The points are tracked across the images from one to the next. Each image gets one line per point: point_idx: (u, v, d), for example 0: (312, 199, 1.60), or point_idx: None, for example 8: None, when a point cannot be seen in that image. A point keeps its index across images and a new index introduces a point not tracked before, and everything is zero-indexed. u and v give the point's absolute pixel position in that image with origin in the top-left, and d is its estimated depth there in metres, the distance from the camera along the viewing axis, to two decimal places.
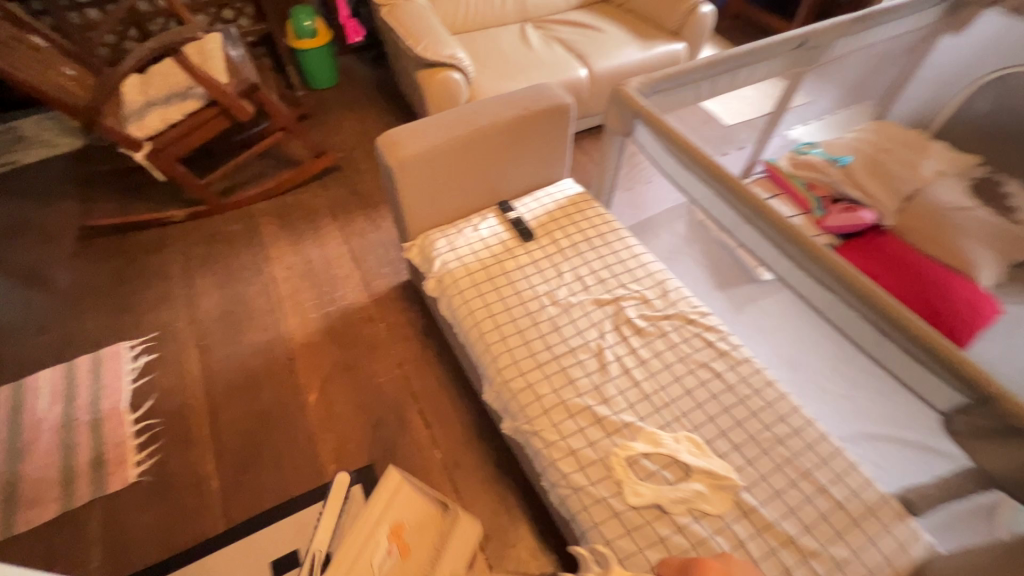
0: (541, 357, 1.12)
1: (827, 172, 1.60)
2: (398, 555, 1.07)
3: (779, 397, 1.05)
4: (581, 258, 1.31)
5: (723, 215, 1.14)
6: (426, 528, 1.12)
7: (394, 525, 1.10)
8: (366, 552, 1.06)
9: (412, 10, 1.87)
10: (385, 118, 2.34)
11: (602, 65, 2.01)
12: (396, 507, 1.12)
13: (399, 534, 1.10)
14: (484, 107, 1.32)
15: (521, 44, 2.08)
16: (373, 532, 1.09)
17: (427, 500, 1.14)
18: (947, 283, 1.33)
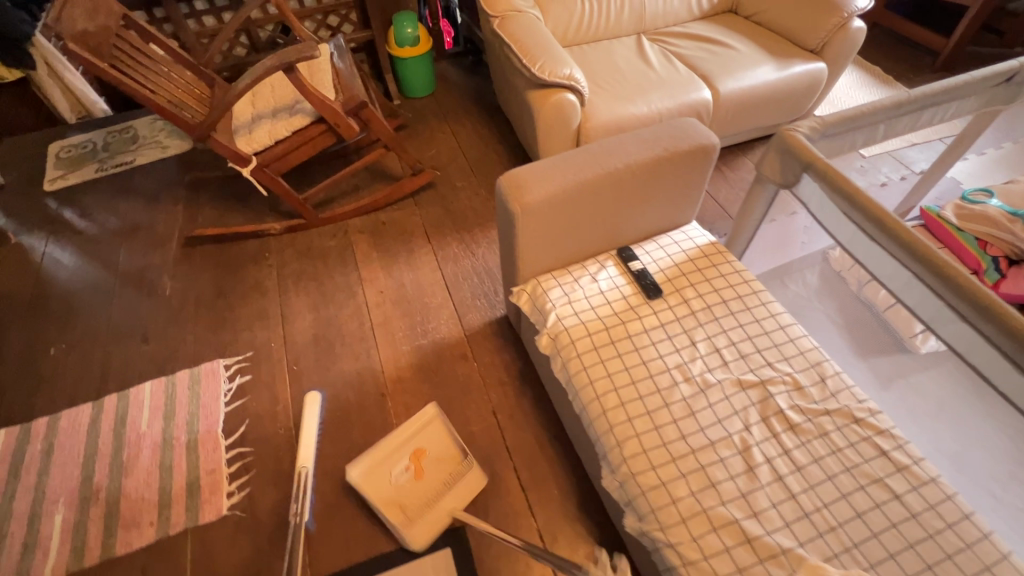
0: (676, 448, 0.97)
1: (1012, 228, 1.15)
2: (412, 473, 1.25)
3: (982, 537, 0.85)
4: (717, 325, 1.14)
5: (919, 302, 0.93)
6: (444, 460, 1.27)
7: (416, 448, 1.27)
8: (388, 462, 1.25)
9: (525, 23, 1.74)
10: (481, 131, 2.23)
11: (729, 87, 1.80)
12: (423, 435, 1.29)
13: (419, 457, 1.26)
14: (618, 144, 1.17)
15: (637, 60, 1.91)
16: (399, 448, 1.27)
17: (449, 437, 1.29)
18: None
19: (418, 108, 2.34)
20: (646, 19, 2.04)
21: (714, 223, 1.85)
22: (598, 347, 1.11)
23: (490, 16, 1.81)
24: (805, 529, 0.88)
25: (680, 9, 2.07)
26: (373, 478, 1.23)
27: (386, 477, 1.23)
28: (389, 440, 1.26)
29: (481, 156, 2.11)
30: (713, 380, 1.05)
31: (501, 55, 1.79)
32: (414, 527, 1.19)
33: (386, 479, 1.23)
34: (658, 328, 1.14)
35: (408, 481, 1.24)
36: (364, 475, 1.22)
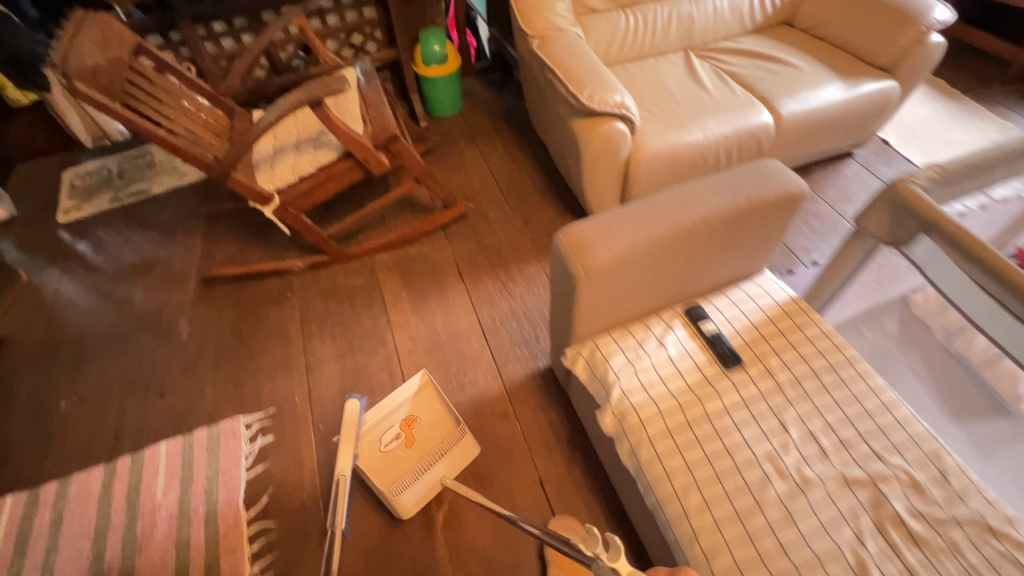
0: (776, 564, 0.82)
1: None
2: (402, 442, 1.24)
3: None
4: (811, 403, 0.99)
5: None
6: (436, 430, 1.27)
7: (409, 417, 1.25)
8: (378, 431, 1.22)
9: (569, 44, 1.61)
10: (514, 155, 2.09)
11: (792, 110, 1.64)
12: (414, 404, 1.25)
13: (410, 425, 1.25)
14: (691, 194, 1.02)
15: (688, 81, 1.75)
16: (390, 415, 1.23)
17: (442, 408, 1.28)
18: None
19: (446, 129, 2.21)
20: (695, 34, 1.89)
21: (774, 259, 1.69)
22: (673, 431, 0.96)
23: (528, 37, 1.67)
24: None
25: (731, 23, 1.91)
26: (364, 446, 1.20)
27: (375, 446, 1.21)
28: (381, 407, 1.22)
29: (514, 183, 1.97)
30: (813, 476, 0.90)
31: (540, 79, 1.65)
32: (403, 495, 1.20)
33: (375, 446, 1.21)
34: (741, 408, 0.99)
35: (398, 448, 1.23)
36: (352, 438, 1.19)
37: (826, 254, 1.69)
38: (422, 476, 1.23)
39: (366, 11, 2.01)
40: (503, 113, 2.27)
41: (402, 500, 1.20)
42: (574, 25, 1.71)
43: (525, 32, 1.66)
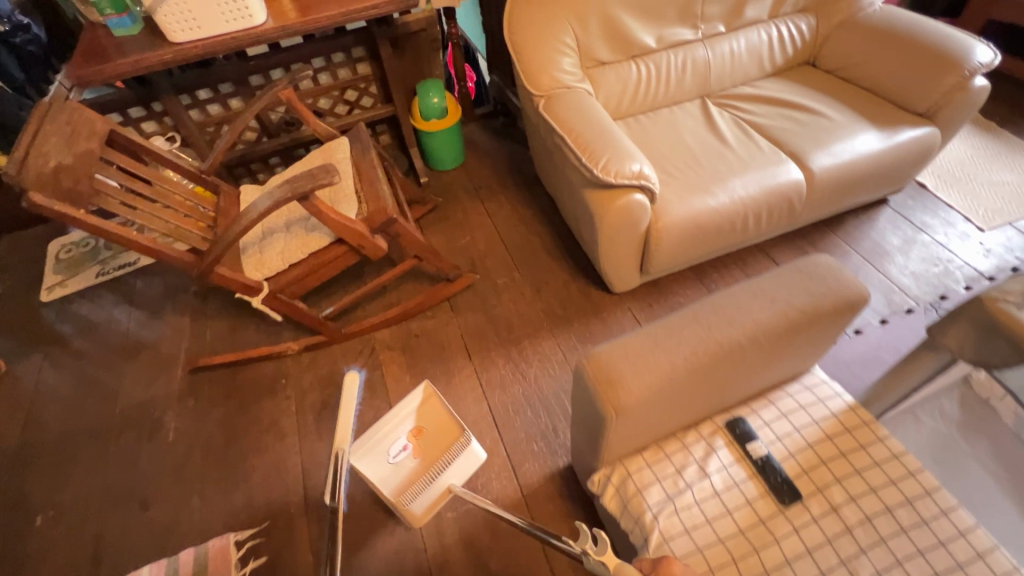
0: None
1: None
2: (411, 452, 1.13)
3: None
4: (888, 552, 0.84)
5: None
6: (443, 436, 1.14)
7: (415, 429, 1.13)
8: (383, 443, 1.12)
9: (578, 104, 1.49)
10: (521, 211, 1.97)
11: (825, 166, 1.50)
12: (419, 413, 1.14)
13: (417, 436, 1.14)
14: (734, 302, 0.87)
15: (708, 134, 1.62)
16: (395, 426, 1.12)
17: (449, 416, 1.14)
18: None
19: (448, 185, 2.09)
20: (712, 82, 1.76)
21: None
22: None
23: (533, 96, 1.55)
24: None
25: (751, 67, 1.79)
26: (368, 460, 1.10)
27: (382, 459, 1.12)
28: (385, 421, 1.11)
29: (523, 244, 1.85)
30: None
31: (548, 142, 1.53)
32: (413, 503, 1.13)
33: (382, 458, 1.12)
34: (805, 560, 0.84)
35: (406, 460, 1.13)
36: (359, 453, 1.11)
37: (869, 320, 1.54)
38: (429, 483, 1.13)
39: (360, 67, 1.85)
40: (509, 164, 2.15)
41: (411, 507, 1.13)
42: (584, 81, 1.59)
43: (531, 92, 1.54)
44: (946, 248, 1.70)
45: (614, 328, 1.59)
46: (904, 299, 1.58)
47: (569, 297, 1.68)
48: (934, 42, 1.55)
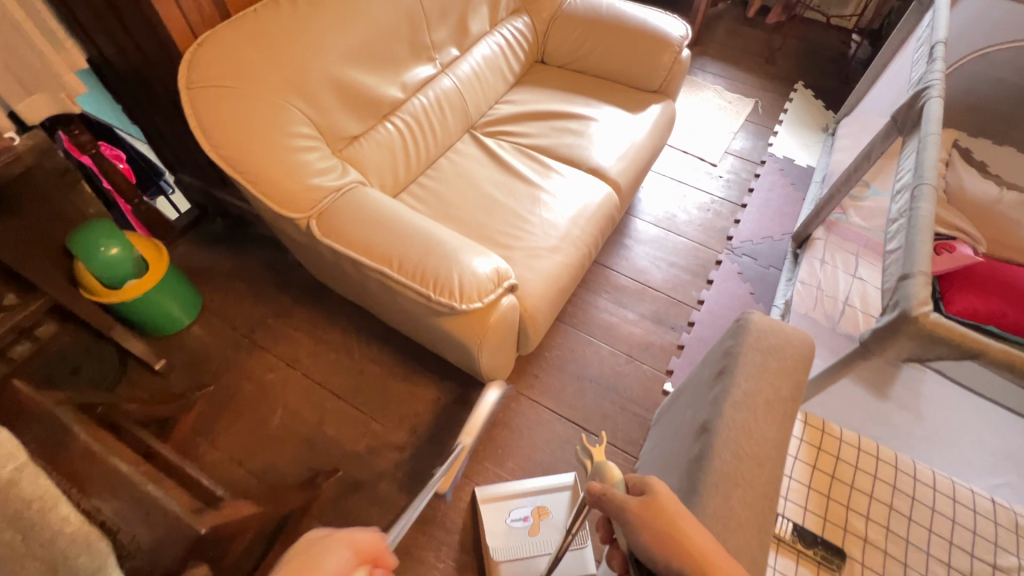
0: None
1: None
2: (528, 528, 1.16)
3: None
4: (917, 549, 0.90)
5: None
6: (567, 523, 1.17)
7: (545, 507, 1.18)
8: (513, 503, 1.19)
9: (365, 208, 1.10)
10: (327, 332, 1.50)
11: (617, 171, 1.51)
12: (554, 492, 1.21)
13: (541, 513, 1.18)
14: (743, 432, 0.74)
15: (504, 176, 1.43)
16: (526, 492, 1.21)
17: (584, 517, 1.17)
18: None
19: (202, 348, 1.45)
20: (470, 112, 1.55)
21: (669, 317, 1.61)
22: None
23: (293, 221, 1.08)
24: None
25: (496, 84, 1.63)
26: (496, 511, 1.18)
27: (503, 517, 1.17)
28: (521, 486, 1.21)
29: (358, 383, 1.42)
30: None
31: (347, 270, 1.11)
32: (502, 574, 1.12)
33: (503, 512, 1.18)
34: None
35: (520, 530, 1.16)
36: (491, 503, 1.19)
37: (699, 286, 1.69)
38: (523, 561, 1.12)
39: None
40: (270, 282, 1.58)
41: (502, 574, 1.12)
42: (347, 170, 1.18)
43: (288, 217, 1.06)
44: (704, 191, 1.96)
45: (520, 425, 1.37)
46: (708, 251, 1.78)
47: (453, 419, 1.36)
48: (637, 24, 1.64)
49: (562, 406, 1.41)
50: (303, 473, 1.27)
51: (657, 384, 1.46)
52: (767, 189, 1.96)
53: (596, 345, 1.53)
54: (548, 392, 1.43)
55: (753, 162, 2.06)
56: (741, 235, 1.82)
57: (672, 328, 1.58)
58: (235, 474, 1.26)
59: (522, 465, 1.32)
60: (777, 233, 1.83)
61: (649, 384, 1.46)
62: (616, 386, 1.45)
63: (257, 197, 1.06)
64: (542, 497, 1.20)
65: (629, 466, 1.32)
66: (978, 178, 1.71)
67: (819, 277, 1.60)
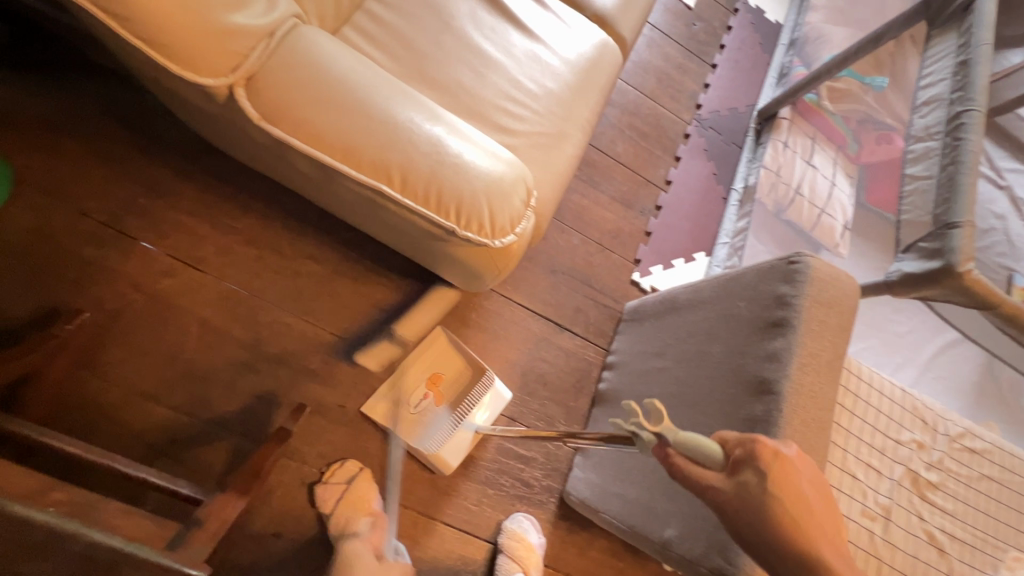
0: None
1: (865, 101, 1.50)
2: (432, 401, 1.14)
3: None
4: (853, 437, 1.10)
5: None
6: (461, 380, 1.17)
7: (431, 373, 1.16)
8: (402, 393, 1.14)
9: (321, 73, 0.70)
10: (237, 219, 1.12)
11: (626, 17, 1.17)
12: (432, 359, 1.17)
13: (435, 381, 1.15)
14: (808, 397, 0.74)
15: (489, 13, 1.03)
16: (410, 376, 1.14)
17: (467, 356, 1.17)
18: None
19: (41, 245, 1.00)
20: None
21: (638, 200, 1.51)
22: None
23: (205, 89, 0.66)
24: (988, 556, 1.14)
25: None
26: (391, 407, 1.12)
27: (402, 407, 1.13)
28: (397, 374, 1.14)
29: (296, 286, 1.13)
30: (887, 498, 1.09)
31: (306, 171, 0.76)
32: (445, 457, 1.11)
33: (405, 407, 1.13)
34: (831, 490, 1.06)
35: (428, 408, 1.14)
36: (385, 402, 1.12)
37: (667, 164, 1.58)
38: (454, 432, 1.12)
39: None
40: (129, 142, 1.08)
41: (443, 456, 1.11)
42: None
43: (194, 82, 0.64)
44: (677, 42, 1.71)
45: (493, 325, 1.27)
46: (676, 121, 1.63)
47: (423, 325, 1.20)
48: None
49: (535, 302, 1.32)
50: (248, 402, 1.06)
51: (625, 274, 1.43)
52: (737, 47, 1.78)
53: (568, 233, 1.40)
54: (521, 288, 1.32)
55: (727, 9, 1.81)
56: (709, 104, 1.69)
57: (639, 211, 1.50)
58: (155, 414, 1.00)
59: (499, 367, 1.25)
60: (741, 104, 1.73)
61: (619, 275, 1.42)
62: (588, 278, 1.39)
63: (130, 42, 0.61)
64: (425, 369, 1.16)
65: (601, 359, 1.34)
66: None
67: (780, 161, 1.57)
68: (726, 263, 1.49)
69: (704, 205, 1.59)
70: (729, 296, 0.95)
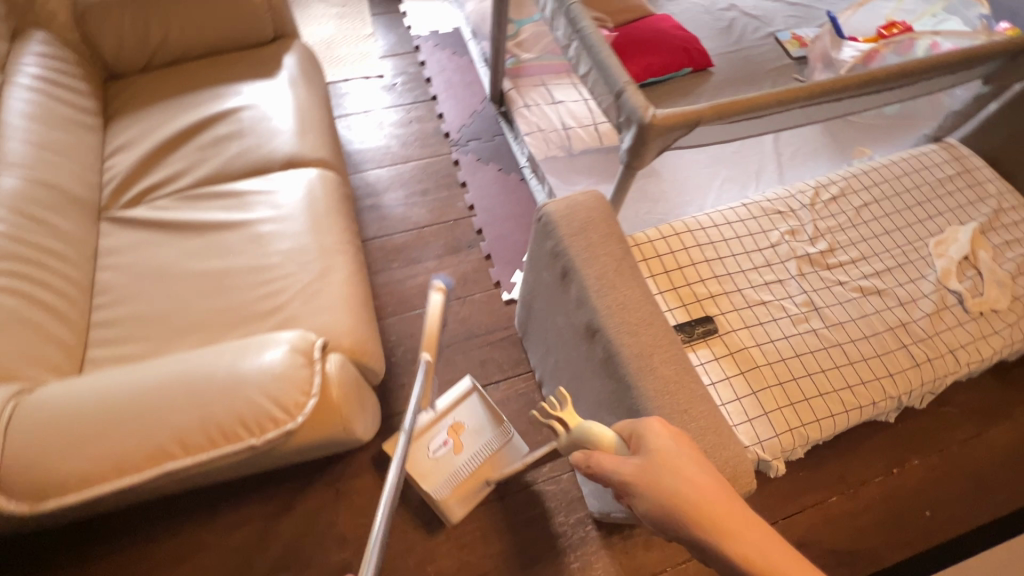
0: (878, 344, 1.07)
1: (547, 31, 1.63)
2: (452, 448, 1.18)
3: (879, 176, 1.29)
4: (740, 273, 1.13)
5: (789, 121, 1.08)
6: (481, 433, 1.21)
7: (455, 423, 1.20)
8: (427, 436, 1.18)
9: (55, 425, 0.72)
10: (149, 549, 1.10)
11: (314, 144, 1.25)
12: (457, 410, 1.21)
13: (457, 430, 1.20)
14: (621, 311, 0.78)
15: (198, 237, 1.08)
16: (434, 423, 1.19)
17: (491, 409, 1.22)
18: (671, 30, 1.90)
19: None
20: (82, 194, 1.09)
21: (460, 240, 1.57)
22: (791, 395, 1.00)
23: None
24: (916, 264, 1.17)
25: (82, 137, 1.16)
26: (413, 452, 1.16)
27: (422, 448, 1.17)
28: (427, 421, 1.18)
29: (243, 557, 1.11)
30: (804, 293, 1.12)
31: (118, 497, 0.77)
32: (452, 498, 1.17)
33: (423, 451, 1.17)
34: (747, 330, 1.06)
35: (446, 457, 1.18)
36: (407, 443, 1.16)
37: (460, 194, 1.66)
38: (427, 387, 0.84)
39: None
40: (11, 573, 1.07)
41: (452, 497, 1.16)
42: None
43: None
44: (393, 106, 1.83)
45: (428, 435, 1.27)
46: (441, 158, 1.72)
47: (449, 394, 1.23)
48: None
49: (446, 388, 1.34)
50: None
51: (497, 302, 1.47)
52: (440, 71, 1.92)
53: (427, 313, 1.44)
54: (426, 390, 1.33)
55: (410, 52, 1.97)
56: (454, 126, 1.79)
57: (468, 247, 1.56)
58: None
59: None
60: (477, 104, 1.85)
61: (493, 309, 1.46)
62: (471, 332, 1.42)
63: None
64: (453, 415, 1.21)
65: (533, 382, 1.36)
66: None
67: (534, 121, 1.67)
68: None
69: (512, 198, 1.66)
70: (536, 274, 0.99)
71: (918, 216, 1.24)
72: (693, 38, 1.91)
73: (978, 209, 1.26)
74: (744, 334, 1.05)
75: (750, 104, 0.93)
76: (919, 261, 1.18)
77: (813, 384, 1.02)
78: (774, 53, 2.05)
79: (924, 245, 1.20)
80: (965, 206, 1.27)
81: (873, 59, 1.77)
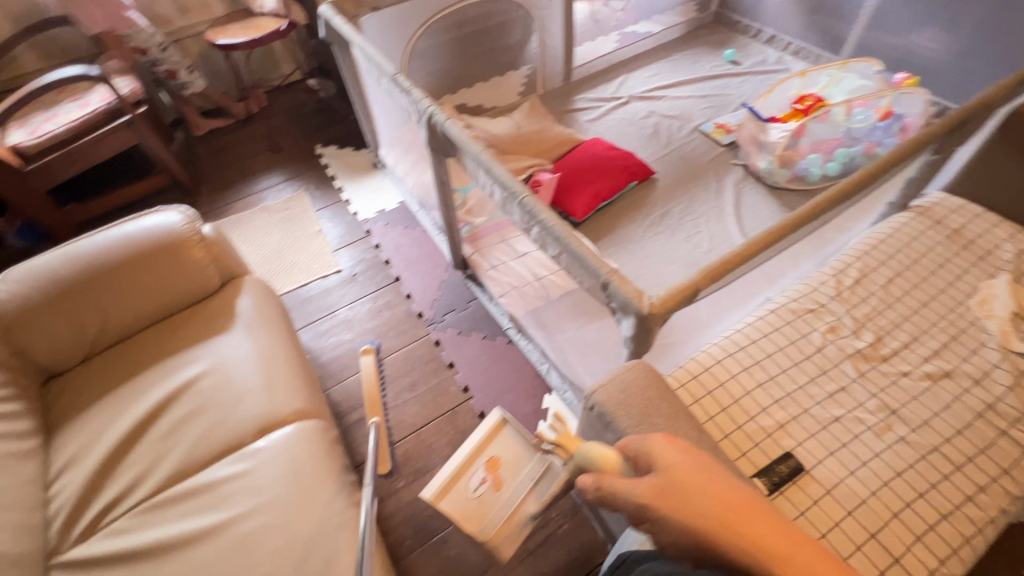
0: (973, 436, 0.96)
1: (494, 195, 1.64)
2: (490, 485, 1.19)
3: (883, 252, 1.24)
4: (801, 389, 1.02)
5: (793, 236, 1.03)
6: (516, 464, 1.23)
7: (490, 458, 1.23)
8: (463, 474, 1.21)
9: None
10: None
11: (288, 394, 1.14)
12: (490, 443, 1.25)
13: (494, 466, 1.22)
14: None
15: (170, 561, 0.90)
16: (468, 459, 1.22)
17: (523, 439, 1.25)
18: (608, 152, 1.95)
19: None
20: (22, 550, 0.90)
21: (464, 429, 1.44)
22: (913, 527, 0.87)
23: None
24: (970, 332, 1.10)
25: (20, 470, 1.00)
26: (453, 490, 1.19)
27: (460, 486, 1.20)
28: (461, 457, 1.22)
29: None
30: (875, 396, 1.01)
31: None
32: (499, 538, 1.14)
33: (464, 491, 1.19)
34: (834, 457, 0.94)
35: (489, 492, 1.19)
36: (444, 478, 1.19)
37: (450, 376, 1.55)
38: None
39: None
40: None
41: (503, 535, 1.15)
42: None
43: None
44: (356, 298, 1.76)
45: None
46: (419, 341, 1.63)
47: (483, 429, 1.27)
48: (128, 248, 1.21)
49: None
50: None
51: None
52: (397, 250, 1.90)
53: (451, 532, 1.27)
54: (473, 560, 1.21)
55: (362, 238, 1.95)
56: (424, 303, 1.73)
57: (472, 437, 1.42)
58: None
59: None
60: (442, 274, 1.81)
61: None
62: None
63: None
64: (487, 451, 1.24)
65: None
66: (497, 124, 2.02)
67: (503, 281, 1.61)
68: (563, 384, 1.43)
69: (502, 367, 1.56)
70: None
71: (946, 279, 1.19)
72: (630, 155, 1.97)
73: (992, 258, 1.24)
74: (831, 463, 0.93)
75: (738, 261, 0.88)
76: (970, 328, 1.11)
77: (929, 505, 0.89)
78: (705, 145, 2.14)
79: (967, 308, 1.15)
80: (985, 256, 1.24)
81: (803, 132, 1.84)
